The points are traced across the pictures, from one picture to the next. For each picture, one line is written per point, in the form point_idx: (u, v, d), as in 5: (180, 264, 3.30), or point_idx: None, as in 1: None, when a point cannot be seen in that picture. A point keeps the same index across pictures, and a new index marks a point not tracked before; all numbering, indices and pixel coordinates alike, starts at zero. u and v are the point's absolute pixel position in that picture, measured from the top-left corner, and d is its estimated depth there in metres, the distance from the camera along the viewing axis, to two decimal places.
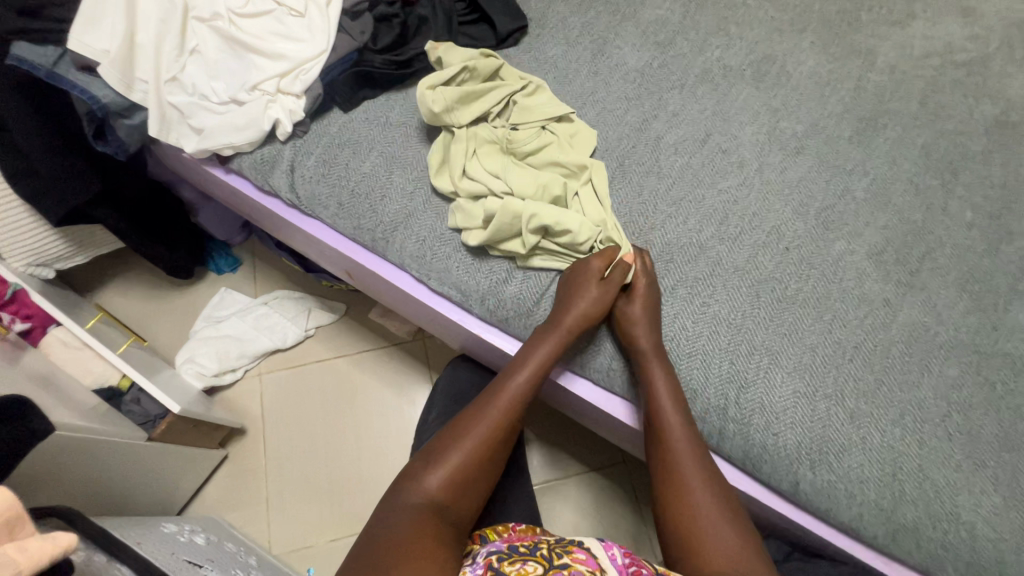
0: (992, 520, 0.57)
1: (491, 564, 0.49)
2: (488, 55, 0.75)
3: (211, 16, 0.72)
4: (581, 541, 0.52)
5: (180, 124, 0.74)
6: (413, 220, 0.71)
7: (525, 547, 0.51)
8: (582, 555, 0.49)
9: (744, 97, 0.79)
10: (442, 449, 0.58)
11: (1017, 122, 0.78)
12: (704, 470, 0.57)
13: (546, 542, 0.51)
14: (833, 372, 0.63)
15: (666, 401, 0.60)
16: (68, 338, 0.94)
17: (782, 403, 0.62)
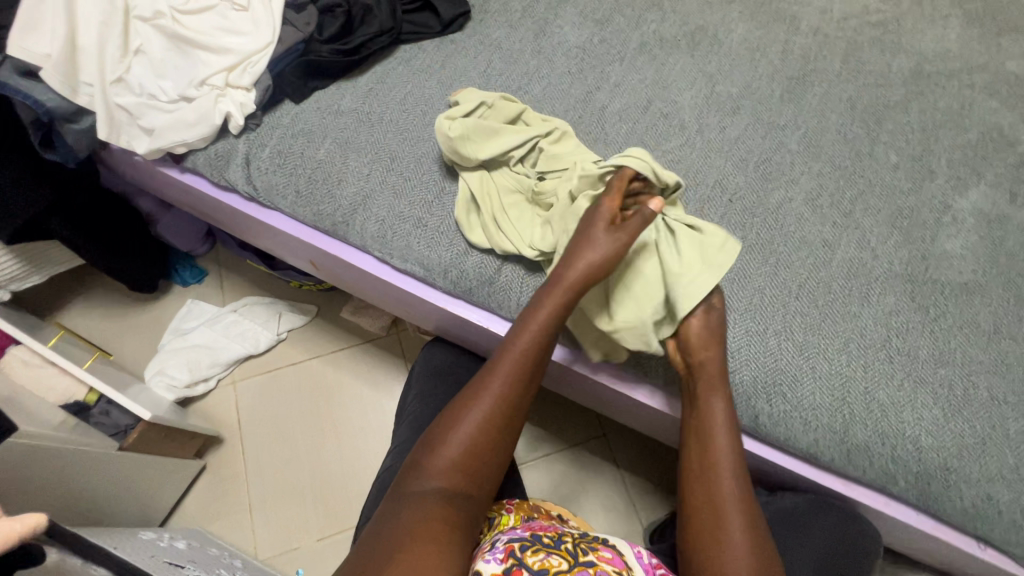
0: (933, 430, 0.61)
1: (515, 549, 0.50)
2: (505, 99, 0.73)
3: (152, 15, 0.73)
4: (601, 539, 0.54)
5: (130, 126, 0.74)
6: (371, 201, 0.73)
7: (548, 539, 0.52)
8: (607, 553, 0.52)
9: (681, 65, 0.84)
10: (449, 428, 0.57)
11: (930, 73, 0.84)
12: (742, 495, 0.58)
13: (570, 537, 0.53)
14: (779, 312, 0.67)
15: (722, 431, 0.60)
16: (29, 356, 0.89)
17: (737, 342, 0.66)
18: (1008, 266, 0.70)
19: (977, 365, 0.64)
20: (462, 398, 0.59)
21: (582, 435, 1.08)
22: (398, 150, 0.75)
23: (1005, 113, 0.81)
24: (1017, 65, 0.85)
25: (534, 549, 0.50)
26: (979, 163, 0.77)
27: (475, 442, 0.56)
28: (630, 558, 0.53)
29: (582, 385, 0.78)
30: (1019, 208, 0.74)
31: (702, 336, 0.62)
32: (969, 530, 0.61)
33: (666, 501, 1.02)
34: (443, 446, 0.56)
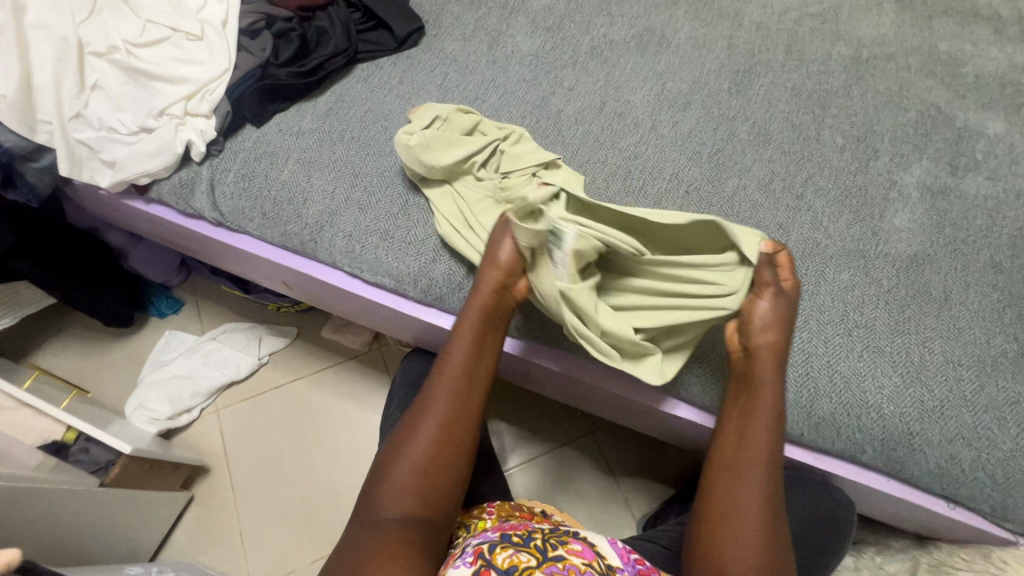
0: (893, 397, 0.64)
1: (484, 551, 0.52)
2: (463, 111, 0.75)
3: (107, 50, 0.74)
4: (574, 533, 0.55)
5: (91, 160, 0.75)
6: (337, 217, 0.74)
7: (518, 537, 0.53)
8: (577, 546, 0.53)
9: (631, 66, 0.87)
10: (390, 462, 0.59)
11: (869, 58, 0.88)
12: (766, 497, 0.59)
13: (540, 533, 0.54)
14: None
15: (762, 434, 0.60)
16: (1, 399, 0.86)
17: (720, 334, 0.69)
18: (953, 235, 0.73)
19: (931, 332, 0.67)
20: (398, 437, 0.61)
21: (570, 433, 1.09)
22: (361, 166, 0.76)
23: (940, 91, 0.85)
24: (949, 45, 0.90)
25: (503, 547, 0.52)
26: (920, 140, 0.80)
27: (414, 473, 0.58)
28: (602, 547, 0.55)
29: (560, 383, 0.80)
30: (960, 180, 0.77)
31: (762, 335, 0.62)
32: (937, 491, 0.64)
33: (656, 493, 1.04)
34: (388, 481, 0.58)
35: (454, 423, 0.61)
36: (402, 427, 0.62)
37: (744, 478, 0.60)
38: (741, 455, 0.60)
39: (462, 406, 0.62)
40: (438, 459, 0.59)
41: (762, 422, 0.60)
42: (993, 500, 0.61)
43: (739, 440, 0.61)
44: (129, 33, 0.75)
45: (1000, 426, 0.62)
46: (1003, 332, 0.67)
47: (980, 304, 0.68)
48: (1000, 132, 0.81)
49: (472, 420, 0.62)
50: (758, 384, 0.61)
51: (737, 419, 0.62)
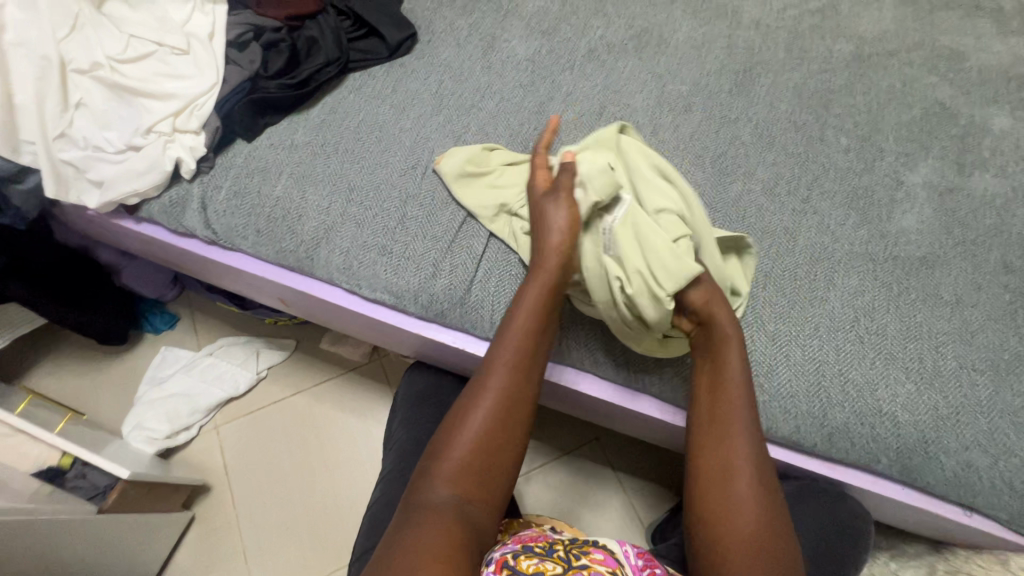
0: (908, 404, 0.62)
1: (507, 559, 0.50)
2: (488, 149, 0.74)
3: (90, 67, 0.71)
4: (595, 542, 0.53)
5: (78, 181, 0.72)
6: (333, 233, 0.72)
7: (541, 548, 0.52)
8: (599, 555, 0.51)
9: (630, 69, 0.85)
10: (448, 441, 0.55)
11: (871, 54, 0.86)
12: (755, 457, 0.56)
13: (562, 543, 0.52)
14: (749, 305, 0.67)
15: (736, 401, 0.58)
16: None
17: (798, 363, 0.65)
18: (962, 235, 0.72)
19: (943, 336, 0.65)
20: (457, 411, 0.57)
21: (576, 441, 1.08)
22: (357, 179, 0.74)
23: (945, 87, 0.83)
24: (951, 39, 0.88)
25: (527, 557, 0.50)
26: (925, 137, 0.79)
27: (467, 458, 0.54)
28: (621, 555, 0.53)
29: (567, 397, 0.78)
30: (967, 178, 0.76)
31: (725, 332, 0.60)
32: (953, 498, 0.62)
33: (663, 499, 1.03)
34: (444, 461, 0.54)
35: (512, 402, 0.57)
36: (458, 404, 0.58)
37: (729, 448, 0.57)
38: (721, 427, 0.58)
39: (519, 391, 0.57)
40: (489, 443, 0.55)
41: (733, 383, 0.59)
42: (1011, 507, 0.60)
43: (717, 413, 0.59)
44: (112, 49, 0.72)
45: (1017, 432, 0.61)
46: (1016, 334, 0.65)
47: (992, 306, 0.67)
48: (1006, 127, 0.80)
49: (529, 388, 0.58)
50: (717, 356, 0.60)
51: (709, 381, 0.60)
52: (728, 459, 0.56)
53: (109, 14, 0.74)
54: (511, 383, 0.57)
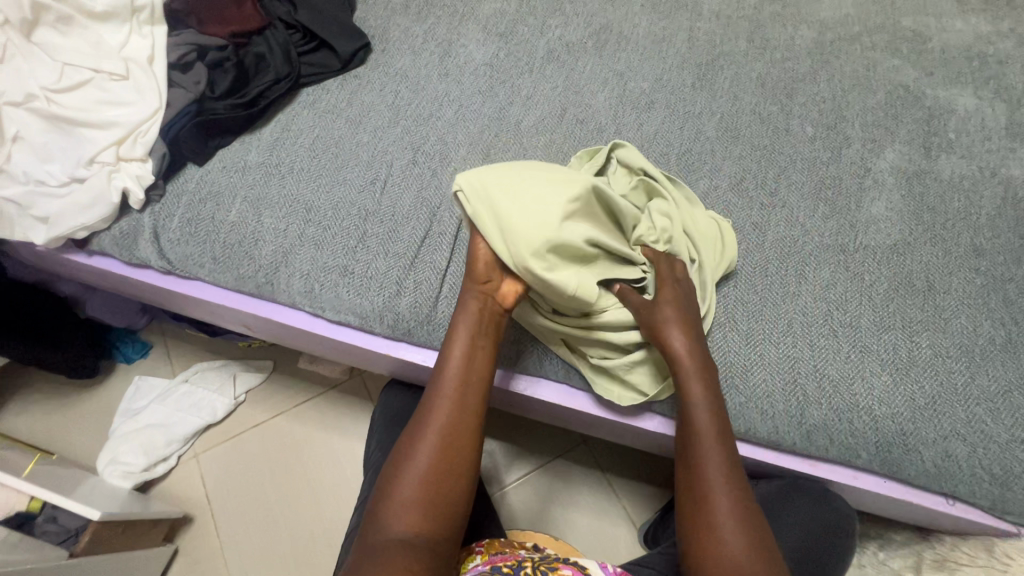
0: (884, 396, 0.62)
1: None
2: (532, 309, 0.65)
3: (24, 98, 0.68)
4: (564, 559, 0.55)
5: (22, 218, 0.69)
6: (292, 256, 0.70)
7: (509, 568, 0.53)
8: (568, 571, 0.53)
9: (590, 68, 0.83)
10: (400, 468, 0.56)
11: (833, 40, 0.85)
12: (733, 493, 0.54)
13: (529, 561, 0.54)
14: (721, 305, 0.67)
15: (710, 432, 0.57)
16: None
17: (776, 360, 0.64)
18: (932, 220, 0.71)
19: (917, 325, 0.64)
20: (399, 453, 0.57)
21: (561, 446, 1.06)
22: (314, 200, 0.72)
23: (908, 70, 0.82)
24: (912, 20, 0.87)
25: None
26: (890, 122, 0.78)
27: (416, 490, 0.54)
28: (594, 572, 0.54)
29: (543, 408, 0.76)
30: (934, 161, 0.75)
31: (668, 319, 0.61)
32: (934, 489, 0.62)
33: (653, 498, 1.02)
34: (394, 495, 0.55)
35: (459, 430, 0.57)
36: (407, 431, 0.59)
37: (699, 469, 0.56)
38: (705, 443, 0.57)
39: (462, 411, 0.58)
40: (444, 476, 0.55)
41: (699, 408, 0.58)
42: (992, 495, 0.59)
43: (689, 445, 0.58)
44: (46, 78, 0.69)
45: (994, 418, 0.60)
46: (990, 319, 0.65)
47: (963, 291, 0.66)
48: (970, 108, 0.79)
49: (467, 419, 0.58)
50: (660, 330, 0.60)
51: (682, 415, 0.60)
52: (699, 479, 0.56)
53: (40, 42, 0.70)
54: (457, 414, 0.58)
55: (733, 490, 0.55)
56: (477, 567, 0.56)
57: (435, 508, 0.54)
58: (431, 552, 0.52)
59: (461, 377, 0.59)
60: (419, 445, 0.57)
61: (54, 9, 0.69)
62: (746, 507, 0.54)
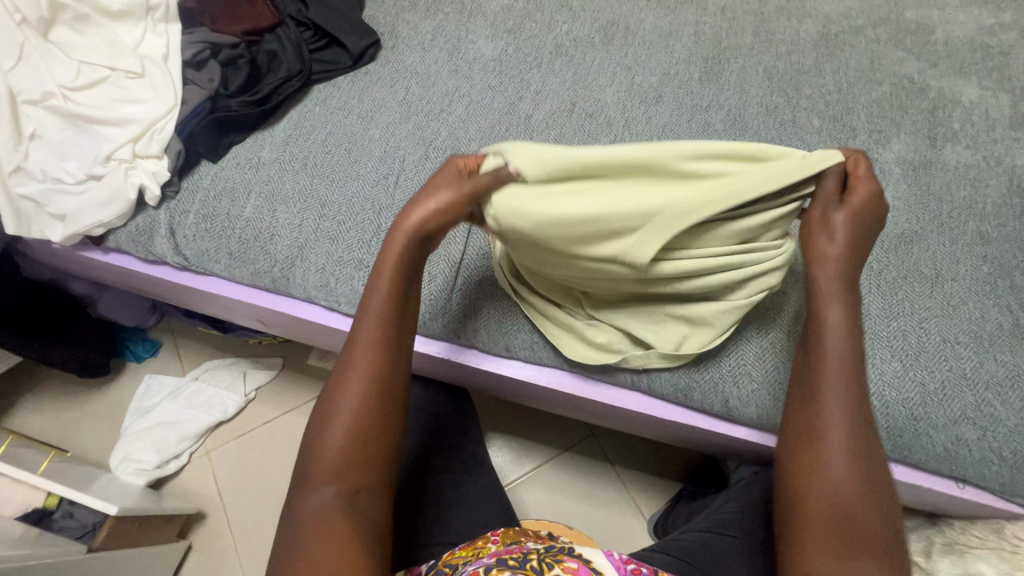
0: (895, 382, 0.62)
1: (480, 574, 0.51)
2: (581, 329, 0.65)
3: (41, 96, 0.69)
4: (569, 550, 0.54)
5: (39, 215, 0.69)
6: (308, 250, 0.71)
7: (515, 560, 0.52)
8: (573, 564, 0.52)
9: (598, 62, 0.84)
10: (324, 433, 0.54)
11: (837, 33, 0.86)
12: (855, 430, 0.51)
13: (536, 553, 0.53)
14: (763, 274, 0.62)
15: (839, 369, 0.52)
16: None
17: (788, 347, 0.64)
18: (938, 209, 0.72)
19: (926, 311, 0.65)
20: (320, 418, 0.55)
21: (570, 439, 1.07)
22: (328, 195, 0.73)
23: (912, 61, 0.83)
24: (915, 13, 0.88)
25: (499, 570, 0.51)
26: (896, 113, 0.79)
27: (339, 454, 0.53)
28: (598, 563, 0.54)
29: (556, 399, 0.77)
30: (940, 151, 0.76)
31: (826, 248, 0.53)
32: (945, 473, 0.63)
33: (662, 489, 1.03)
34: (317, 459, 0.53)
35: (384, 390, 0.56)
36: (326, 394, 0.55)
37: (809, 403, 0.53)
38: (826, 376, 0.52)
39: (388, 370, 0.56)
40: (374, 428, 0.54)
41: (834, 332, 0.52)
42: (1002, 477, 0.60)
43: (809, 380, 0.53)
44: (63, 76, 0.70)
45: (1003, 402, 0.61)
46: (997, 305, 0.66)
47: (970, 278, 0.67)
48: (974, 99, 0.80)
49: (390, 382, 0.56)
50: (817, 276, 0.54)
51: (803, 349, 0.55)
52: (814, 411, 0.52)
53: (56, 41, 0.71)
54: (382, 377, 0.55)
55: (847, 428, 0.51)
56: (482, 558, 0.56)
57: (362, 471, 0.53)
58: (367, 514, 0.52)
59: (384, 334, 0.56)
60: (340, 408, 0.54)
61: (71, 9, 0.70)
62: (858, 446, 0.50)
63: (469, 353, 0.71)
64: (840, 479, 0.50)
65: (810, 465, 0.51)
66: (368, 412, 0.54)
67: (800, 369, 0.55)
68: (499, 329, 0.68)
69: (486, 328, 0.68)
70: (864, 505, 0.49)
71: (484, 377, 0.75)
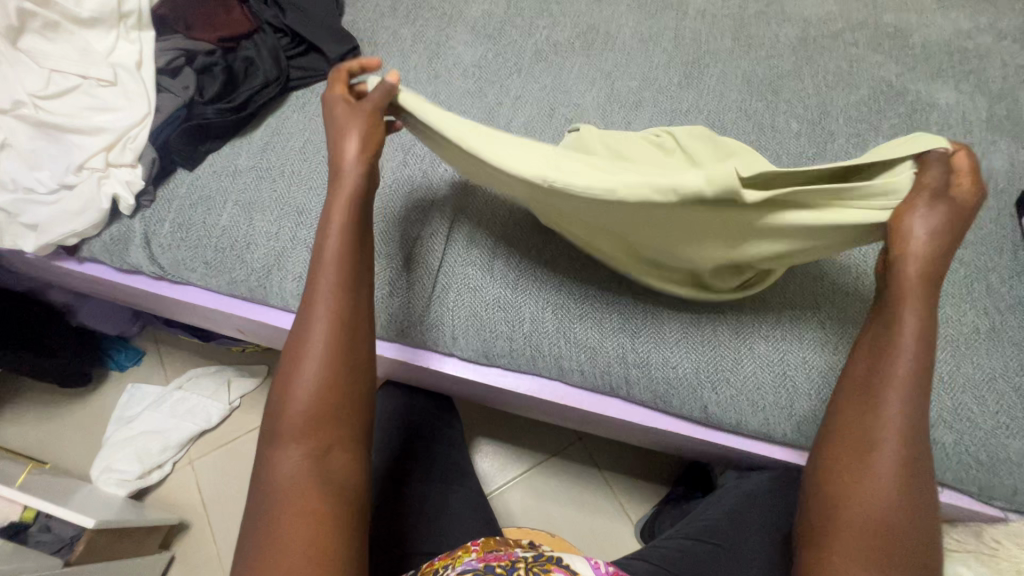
0: None
1: None
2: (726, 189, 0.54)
3: (12, 105, 0.68)
4: (558, 560, 0.54)
5: (11, 225, 0.69)
6: (284, 259, 0.70)
7: (502, 568, 0.53)
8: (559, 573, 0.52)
9: (579, 68, 0.84)
10: (285, 390, 0.50)
11: (816, 37, 0.87)
12: (904, 438, 0.47)
13: (523, 561, 0.54)
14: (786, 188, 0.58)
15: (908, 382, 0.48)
16: None
17: (766, 352, 0.64)
18: None
19: None
20: (281, 380, 0.51)
21: (557, 444, 1.07)
22: (305, 202, 0.72)
23: (891, 65, 0.84)
24: (894, 17, 0.89)
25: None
26: (874, 117, 0.79)
27: (303, 414, 0.49)
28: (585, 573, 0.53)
29: (537, 406, 0.76)
30: None
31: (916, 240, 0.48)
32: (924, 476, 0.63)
33: (649, 494, 1.02)
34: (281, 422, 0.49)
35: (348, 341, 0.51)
36: (288, 350, 0.51)
37: (868, 407, 0.49)
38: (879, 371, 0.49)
39: (355, 317, 0.52)
40: (334, 384, 0.50)
41: (905, 346, 0.48)
42: (980, 480, 0.61)
43: (864, 380, 0.50)
44: (34, 85, 0.69)
45: (979, 405, 0.61)
46: (974, 309, 0.66)
47: (947, 281, 0.68)
48: (952, 102, 0.80)
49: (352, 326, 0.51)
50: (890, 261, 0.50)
51: (868, 346, 0.51)
52: (871, 416, 0.48)
53: (26, 49, 0.70)
54: (345, 329, 0.51)
55: (899, 436, 0.47)
56: (468, 562, 0.56)
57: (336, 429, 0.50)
58: (338, 479, 0.49)
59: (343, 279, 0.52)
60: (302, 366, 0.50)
61: (41, 16, 0.69)
62: (910, 461, 0.47)
63: (449, 360, 0.71)
64: (887, 491, 0.47)
65: (840, 452, 0.49)
66: (333, 368, 0.50)
67: (862, 374, 0.51)
68: (478, 336, 0.67)
69: (465, 335, 0.68)
70: (905, 506, 0.47)
71: (465, 384, 0.75)
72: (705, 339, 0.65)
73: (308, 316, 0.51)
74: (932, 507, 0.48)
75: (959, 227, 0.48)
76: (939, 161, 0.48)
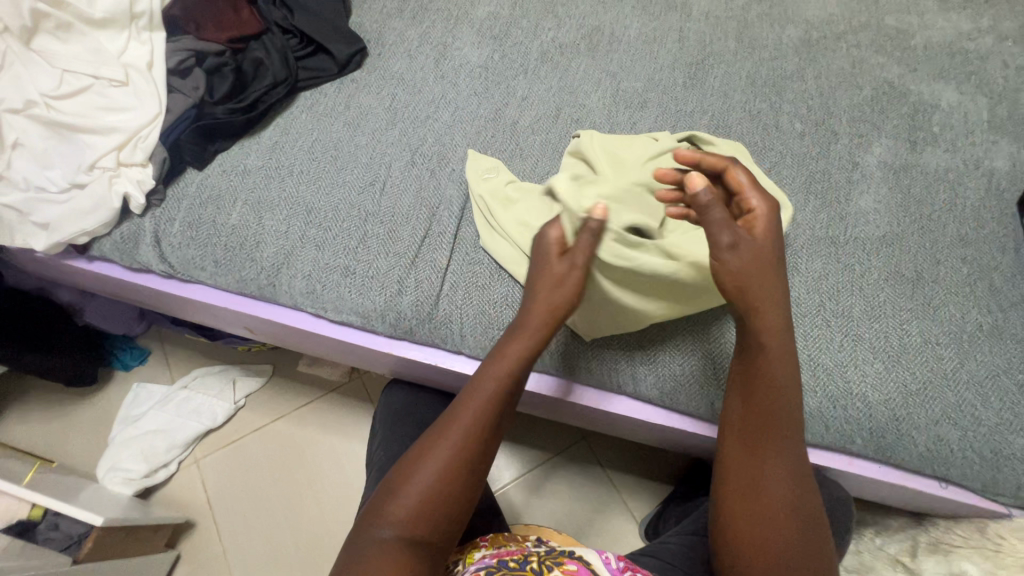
0: (877, 383, 0.63)
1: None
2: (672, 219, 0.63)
3: (24, 105, 0.68)
4: (570, 552, 0.54)
5: (22, 224, 0.69)
6: (294, 257, 0.70)
7: (515, 562, 0.53)
8: (573, 566, 0.52)
9: (584, 69, 0.85)
10: (412, 465, 0.54)
11: (819, 39, 0.87)
12: (789, 479, 0.54)
13: (536, 555, 0.54)
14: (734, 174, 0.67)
15: (780, 429, 0.55)
16: None
17: None
18: (919, 211, 0.73)
19: (908, 313, 0.66)
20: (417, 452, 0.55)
21: (561, 443, 1.07)
22: (314, 202, 0.73)
23: (893, 67, 0.85)
24: (895, 18, 0.90)
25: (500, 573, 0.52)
26: (877, 118, 0.80)
27: (425, 494, 0.52)
28: (598, 565, 0.54)
29: (543, 404, 0.77)
30: (920, 154, 0.77)
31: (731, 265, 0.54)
32: (928, 472, 0.63)
33: (653, 492, 1.03)
34: (397, 495, 0.53)
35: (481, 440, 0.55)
36: (430, 428, 0.56)
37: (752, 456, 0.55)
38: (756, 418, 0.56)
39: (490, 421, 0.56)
40: (457, 486, 0.53)
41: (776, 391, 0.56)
42: (983, 476, 0.61)
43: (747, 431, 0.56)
44: (46, 85, 0.70)
45: (983, 402, 0.62)
46: (977, 306, 0.67)
47: (951, 280, 0.68)
48: (953, 103, 0.81)
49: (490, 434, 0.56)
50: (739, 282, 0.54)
51: (741, 397, 0.57)
52: (757, 466, 0.55)
53: (39, 49, 0.71)
54: (483, 434, 0.55)
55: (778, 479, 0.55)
56: (482, 561, 0.56)
57: (436, 514, 0.52)
58: (426, 557, 0.51)
59: (495, 385, 0.57)
60: (439, 446, 0.54)
61: (54, 17, 0.70)
62: (796, 504, 0.54)
63: (456, 358, 0.71)
64: (782, 531, 0.53)
65: (738, 493, 0.55)
66: (462, 461, 0.54)
67: (739, 421, 0.57)
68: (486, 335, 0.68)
69: (473, 333, 0.68)
70: (802, 543, 0.53)
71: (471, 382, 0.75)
72: (710, 338, 0.66)
73: (461, 402, 0.56)
74: (824, 546, 0.54)
75: (774, 251, 0.56)
76: (718, 203, 0.54)
